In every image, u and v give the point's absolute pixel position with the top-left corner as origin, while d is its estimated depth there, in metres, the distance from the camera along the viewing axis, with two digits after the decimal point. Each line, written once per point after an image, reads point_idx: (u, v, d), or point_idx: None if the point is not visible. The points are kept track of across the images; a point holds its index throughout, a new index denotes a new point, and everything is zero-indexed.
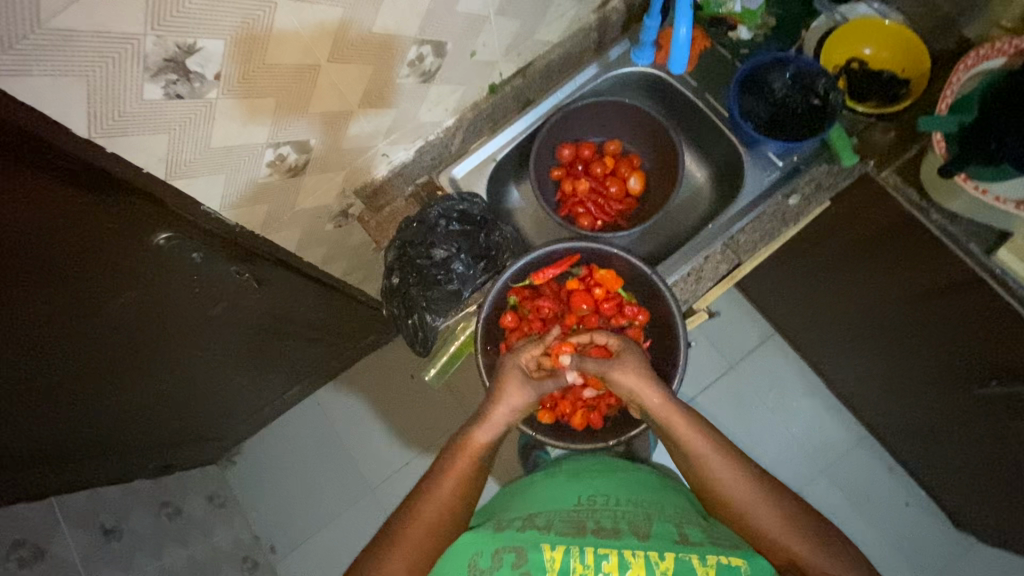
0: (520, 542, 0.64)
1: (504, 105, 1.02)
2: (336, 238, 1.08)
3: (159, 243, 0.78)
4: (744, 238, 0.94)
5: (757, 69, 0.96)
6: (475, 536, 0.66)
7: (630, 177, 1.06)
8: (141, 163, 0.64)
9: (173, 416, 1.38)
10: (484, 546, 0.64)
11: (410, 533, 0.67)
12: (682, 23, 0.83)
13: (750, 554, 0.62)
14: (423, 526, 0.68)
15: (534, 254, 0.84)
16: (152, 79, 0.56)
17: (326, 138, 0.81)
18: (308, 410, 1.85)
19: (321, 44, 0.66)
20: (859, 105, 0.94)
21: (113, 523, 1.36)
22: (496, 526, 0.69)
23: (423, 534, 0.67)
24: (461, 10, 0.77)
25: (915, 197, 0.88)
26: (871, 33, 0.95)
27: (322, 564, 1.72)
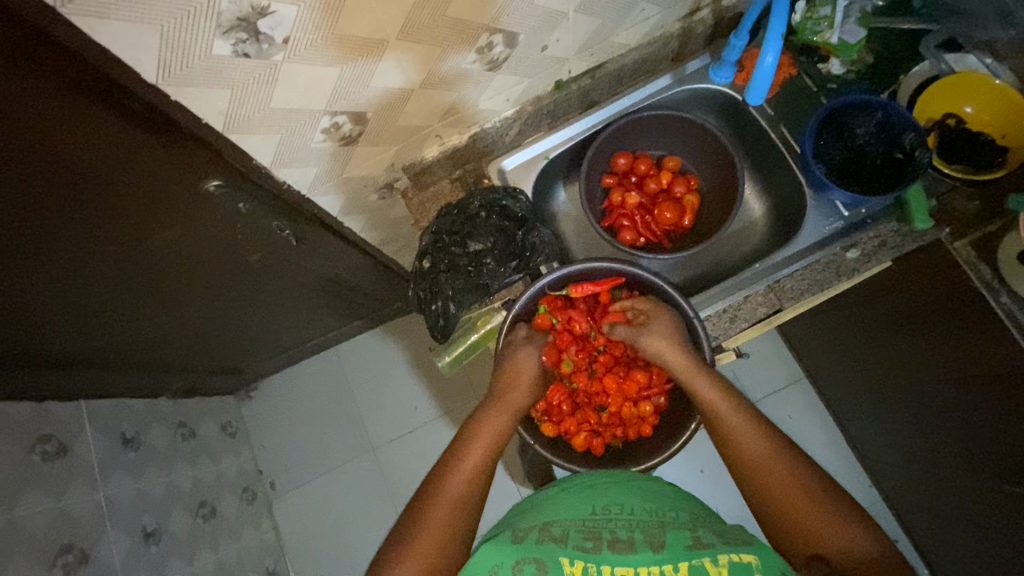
0: (539, 554, 0.57)
1: (567, 104, 0.99)
2: (378, 209, 1.08)
3: (209, 190, 0.79)
4: (790, 284, 0.90)
5: (842, 110, 0.90)
6: (491, 548, 0.59)
7: (684, 197, 1.02)
8: (202, 115, 0.65)
9: (200, 346, 1.43)
10: (502, 558, 0.57)
11: (432, 516, 0.63)
12: (769, 51, 0.76)
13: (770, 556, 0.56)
14: (445, 507, 0.64)
15: (574, 267, 0.84)
16: (223, 36, 0.56)
17: (383, 113, 0.80)
18: (327, 362, 1.90)
19: (393, 22, 0.65)
20: (946, 167, 0.87)
21: (133, 434, 1.44)
22: (513, 536, 0.61)
23: (445, 515, 0.64)
24: (541, 4, 0.74)
25: (986, 275, 0.82)
26: (976, 91, 0.87)
27: (316, 509, 1.79)
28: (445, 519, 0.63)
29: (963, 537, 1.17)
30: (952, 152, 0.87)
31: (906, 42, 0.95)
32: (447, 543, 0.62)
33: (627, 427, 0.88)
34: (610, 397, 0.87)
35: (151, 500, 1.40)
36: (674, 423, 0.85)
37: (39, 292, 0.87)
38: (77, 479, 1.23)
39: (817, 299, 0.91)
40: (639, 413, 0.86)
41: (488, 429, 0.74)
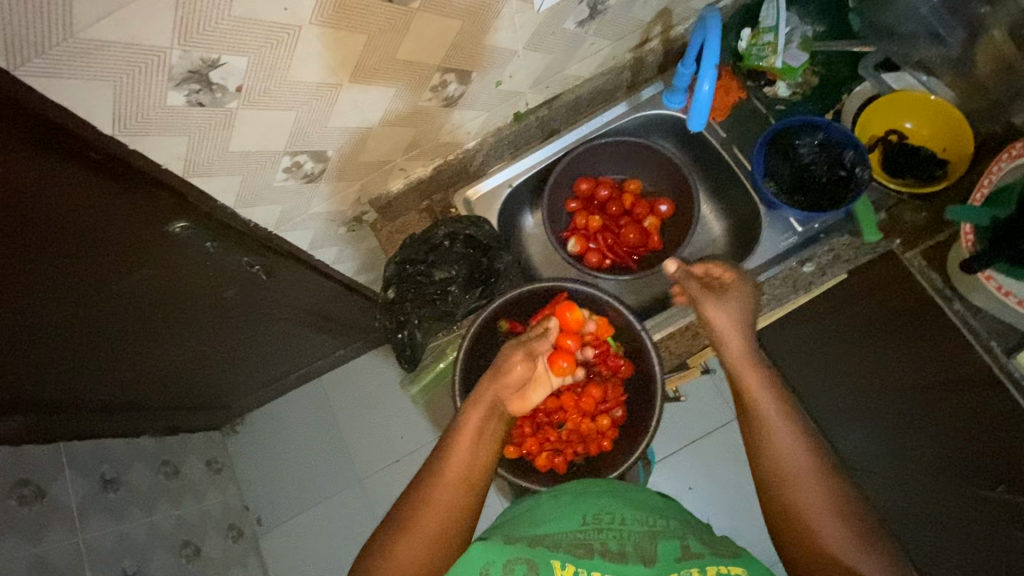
0: (534, 556, 0.58)
1: (527, 133, 1.02)
2: (350, 240, 1.10)
3: (175, 231, 0.81)
4: (749, 299, 0.92)
5: (786, 129, 0.93)
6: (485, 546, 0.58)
7: (646, 219, 1.04)
8: (162, 161, 0.67)
9: (181, 382, 1.44)
10: (495, 555, 0.57)
11: (442, 484, 0.63)
12: (706, 80, 0.77)
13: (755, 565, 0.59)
14: (449, 485, 0.64)
15: (522, 289, 0.86)
16: (176, 88, 0.59)
17: (344, 151, 0.83)
18: (311, 393, 1.90)
19: (345, 65, 0.68)
20: (891, 180, 0.91)
21: (113, 474, 1.43)
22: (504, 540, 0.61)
23: (448, 492, 0.63)
24: (490, 42, 0.78)
25: (938, 282, 0.85)
26: (913, 108, 0.91)
27: (306, 542, 1.78)
28: (449, 496, 0.63)
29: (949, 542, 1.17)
30: (895, 167, 0.92)
31: (848, 63, 0.98)
32: (452, 521, 0.61)
33: (587, 443, 0.87)
34: (568, 413, 0.86)
35: (133, 543, 1.38)
36: (631, 434, 0.85)
37: (12, 339, 0.88)
38: (55, 524, 1.22)
39: (777, 314, 0.94)
40: (596, 426, 0.86)
41: (481, 410, 0.72)
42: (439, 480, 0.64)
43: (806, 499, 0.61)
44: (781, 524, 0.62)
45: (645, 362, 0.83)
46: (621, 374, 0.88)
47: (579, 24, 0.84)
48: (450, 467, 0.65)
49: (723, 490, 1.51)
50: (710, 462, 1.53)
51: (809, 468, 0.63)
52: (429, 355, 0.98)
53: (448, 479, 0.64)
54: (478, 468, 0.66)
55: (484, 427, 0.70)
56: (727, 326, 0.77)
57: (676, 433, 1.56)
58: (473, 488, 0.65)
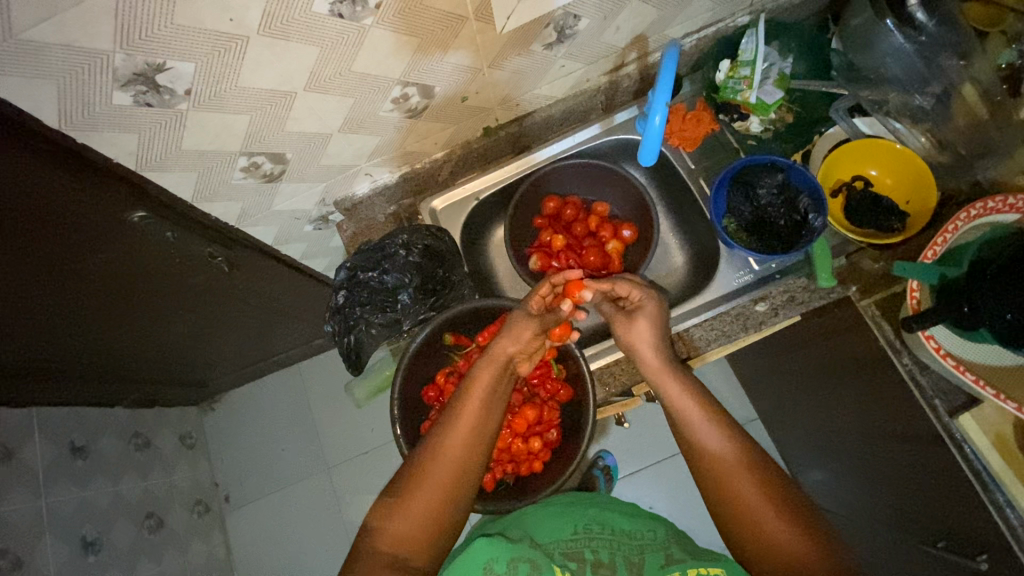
0: (535, 557, 0.64)
1: (497, 148, 1.03)
2: (318, 237, 1.12)
3: (134, 220, 0.83)
4: (698, 333, 0.92)
5: (748, 169, 0.93)
6: (486, 544, 0.65)
7: (609, 242, 1.04)
8: (113, 155, 0.69)
9: (154, 359, 1.47)
10: (498, 552, 0.64)
11: (440, 463, 0.68)
12: (657, 112, 0.76)
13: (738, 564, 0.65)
14: (460, 441, 0.70)
15: (466, 305, 0.87)
16: (122, 89, 0.61)
17: (304, 154, 0.84)
18: (288, 378, 1.93)
19: (298, 75, 0.69)
20: (850, 229, 0.90)
21: (83, 442, 1.47)
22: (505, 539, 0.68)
23: (455, 463, 0.69)
24: (451, 60, 0.79)
25: (890, 335, 0.85)
26: (878, 155, 0.89)
27: (271, 523, 1.81)
28: (461, 452, 0.69)
29: None
30: (856, 214, 0.90)
31: (824, 103, 0.97)
32: (463, 471, 0.69)
33: (518, 463, 0.87)
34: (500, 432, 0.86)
35: (95, 510, 1.42)
36: (562, 458, 0.86)
37: None
38: (19, 487, 1.26)
39: (726, 350, 0.93)
40: (528, 449, 0.86)
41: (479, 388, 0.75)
42: (451, 437, 0.70)
43: (743, 488, 0.68)
44: (728, 515, 0.69)
45: (582, 388, 0.85)
46: (558, 398, 0.88)
47: (547, 47, 0.85)
48: (451, 449, 0.70)
49: (681, 513, 1.51)
50: (671, 484, 1.53)
51: (740, 468, 0.70)
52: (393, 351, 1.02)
53: (452, 451, 0.70)
54: (487, 423, 0.73)
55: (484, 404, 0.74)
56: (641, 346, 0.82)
57: (639, 451, 1.56)
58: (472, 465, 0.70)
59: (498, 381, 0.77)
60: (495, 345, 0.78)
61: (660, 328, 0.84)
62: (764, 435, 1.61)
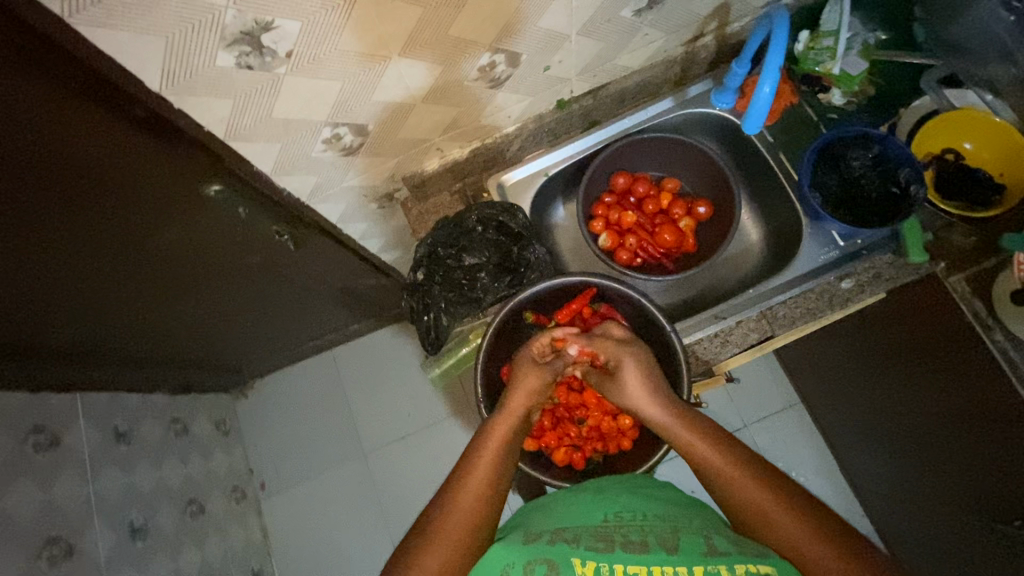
0: (550, 554, 0.57)
1: (568, 122, 1.00)
2: (379, 217, 1.09)
3: (210, 194, 0.80)
4: (783, 311, 0.90)
5: (839, 141, 0.90)
6: (502, 551, 0.59)
7: (682, 220, 1.02)
8: (205, 122, 0.66)
9: (197, 343, 1.44)
10: (514, 557, 0.58)
11: (445, 531, 0.59)
12: (767, 80, 0.74)
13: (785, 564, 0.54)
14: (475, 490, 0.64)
15: (553, 281, 0.84)
16: (227, 49, 0.58)
17: (383, 126, 0.81)
18: (323, 365, 1.91)
19: (395, 39, 0.66)
20: (941, 201, 0.88)
21: (125, 427, 1.45)
22: (524, 539, 0.62)
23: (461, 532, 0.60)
24: (543, 25, 0.76)
25: (979, 309, 0.83)
26: (973, 127, 0.87)
27: (308, 511, 1.80)
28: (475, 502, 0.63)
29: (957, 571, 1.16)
30: (948, 188, 0.88)
31: (909, 77, 0.94)
32: (482, 514, 0.62)
33: (606, 441, 0.86)
34: (590, 410, 0.85)
35: (140, 495, 1.41)
36: (652, 436, 0.84)
37: (40, 287, 0.89)
38: (68, 472, 1.24)
39: (810, 327, 0.91)
40: (618, 426, 0.84)
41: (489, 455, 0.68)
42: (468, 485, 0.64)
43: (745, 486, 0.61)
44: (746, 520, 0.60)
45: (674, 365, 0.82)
46: None
47: (636, 13, 0.81)
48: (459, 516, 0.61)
49: None
50: None
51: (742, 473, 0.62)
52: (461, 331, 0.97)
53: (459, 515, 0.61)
54: (505, 471, 0.68)
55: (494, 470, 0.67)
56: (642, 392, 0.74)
57: None
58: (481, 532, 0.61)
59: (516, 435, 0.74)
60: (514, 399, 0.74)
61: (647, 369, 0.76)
62: (809, 419, 1.60)
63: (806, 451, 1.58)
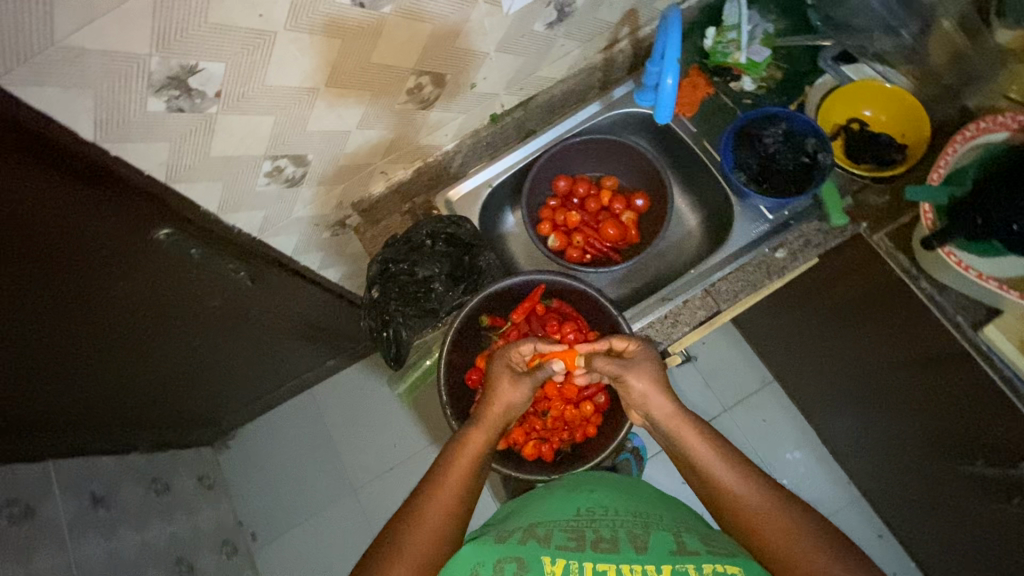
0: (522, 553, 0.61)
1: (503, 134, 1.06)
2: (334, 245, 1.12)
3: (159, 238, 0.82)
4: (724, 286, 0.94)
5: (751, 122, 0.97)
6: (477, 547, 0.63)
7: (623, 213, 1.08)
8: (144, 167, 0.69)
9: (169, 397, 1.43)
10: (484, 556, 0.62)
11: (415, 540, 0.64)
12: (670, 73, 0.79)
13: (753, 565, 0.60)
14: (441, 507, 0.67)
15: (501, 282, 0.87)
16: (156, 95, 0.61)
17: (323, 155, 0.85)
18: (303, 405, 1.89)
19: (320, 70, 0.71)
20: (853, 166, 0.94)
21: (103, 492, 1.42)
22: (498, 536, 0.66)
23: (430, 538, 0.64)
24: (461, 45, 0.81)
25: (906, 264, 0.89)
26: (870, 96, 0.95)
27: (304, 556, 1.76)
28: (437, 519, 0.66)
29: (939, 519, 1.20)
30: (856, 153, 0.94)
31: (810, 58, 1.02)
32: (445, 531, 0.66)
33: (572, 430, 0.89)
34: (552, 401, 0.87)
35: (124, 559, 1.37)
36: (615, 418, 0.88)
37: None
38: (46, 543, 1.21)
39: (753, 299, 0.95)
40: (581, 414, 0.88)
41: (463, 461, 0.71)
42: (433, 503, 0.67)
43: (768, 518, 0.64)
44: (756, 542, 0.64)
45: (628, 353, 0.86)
46: None
47: (548, 27, 0.88)
48: (427, 525, 0.65)
49: None
50: None
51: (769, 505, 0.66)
52: (419, 347, 0.97)
53: (427, 524, 0.65)
54: (471, 487, 0.70)
55: (467, 477, 0.70)
56: (648, 391, 0.76)
57: None
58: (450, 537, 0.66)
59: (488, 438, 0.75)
60: (487, 410, 0.75)
61: (660, 380, 0.77)
62: (783, 394, 1.64)
63: (786, 427, 1.61)
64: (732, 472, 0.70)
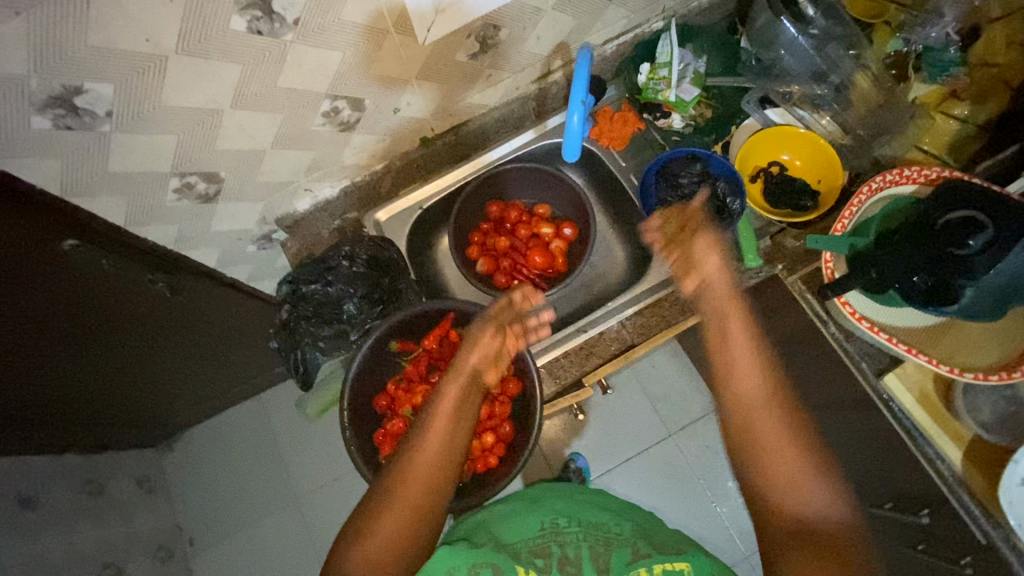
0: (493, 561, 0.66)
1: (435, 157, 1.06)
2: (264, 258, 1.12)
3: (67, 250, 0.81)
4: (639, 321, 0.95)
5: (671, 161, 0.99)
6: (449, 554, 0.67)
7: (552, 242, 1.08)
8: (37, 181, 0.70)
9: (101, 399, 1.41)
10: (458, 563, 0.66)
11: (398, 504, 0.60)
12: (575, 112, 0.82)
13: (700, 560, 0.68)
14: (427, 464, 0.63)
15: (410, 309, 0.89)
16: (40, 113, 0.62)
17: (236, 172, 0.85)
18: (249, 411, 1.87)
19: (222, 93, 0.71)
20: (769, 211, 0.95)
21: (30, 493, 1.40)
22: (468, 545, 0.70)
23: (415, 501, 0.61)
24: (377, 73, 0.82)
25: (816, 306, 0.88)
26: (788, 141, 0.96)
27: (240, 564, 1.74)
28: (418, 497, 0.61)
29: None
30: (776, 197, 0.95)
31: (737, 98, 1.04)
32: (433, 494, 0.62)
33: (473, 460, 0.90)
34: None
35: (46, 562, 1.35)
36: (516, 449, 0.89)
37: None
38: None
39: (667, 336, 0.96)
40: (481, 444, 0.90)
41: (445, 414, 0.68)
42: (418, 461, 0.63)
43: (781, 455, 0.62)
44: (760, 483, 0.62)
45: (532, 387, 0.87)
46: (507, 395, 0.90)
47: (471, 58, 0.89)
48: (412, 484, 0.61)
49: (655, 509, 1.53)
50: (645, 483, 1.55)
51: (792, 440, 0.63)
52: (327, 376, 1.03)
53: (412, 485, 0.61)
54: (457, 440, 0.66)
55: (453, 429, 0.67)
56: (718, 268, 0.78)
57: (607, 452, 1.58)
58: (439, 502, 0.63)
59: (465, 399, 0.71)
60: (462, 359, 0.72)
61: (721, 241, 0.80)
62: None
63: None
64: (759, 393, 0.66)
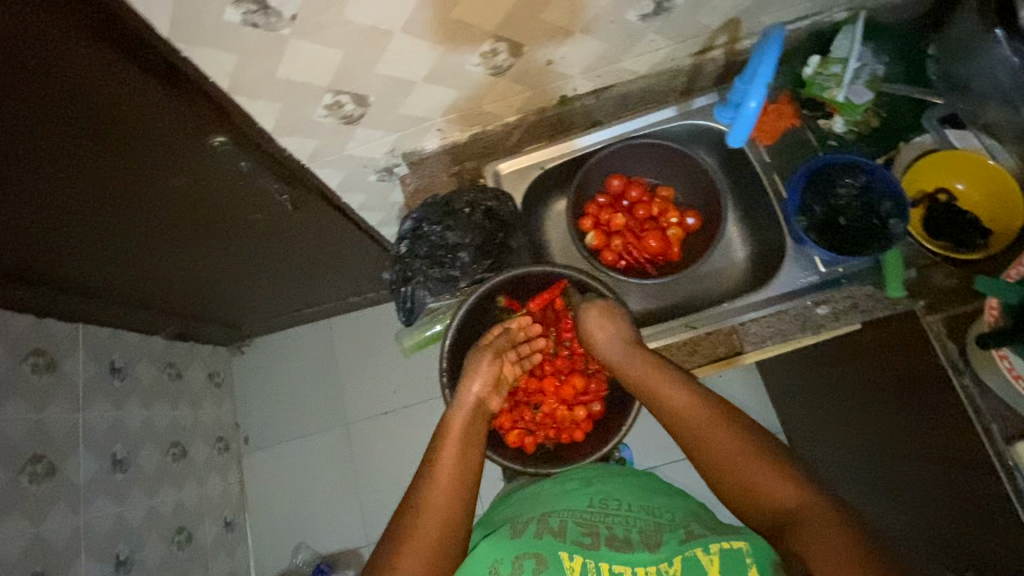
0: (540, 549, 0.62)
1: (569, 119, 1.02)
2: (377, 189, 1.13)
3: (214, 145, 0.84)
4: (754, 329, 0.91)
5: (828, 168, 0.92)
6: (492, 546, 0.64)
7: (671, 228, 1.03)
8: (210, 73, 0.71)
9: (195, 292, 1.47)
10: (504, 554, 0.63)
11: (424, 529, 0.65)
12: (755, 96, 0.78)
13: (756, 538, 0.60)
14: (441, 489, 0.68)
15: (525, 268, 0.86)
16: (233, 5, 0.62)
17: (383, 98, 0.84)
18: (317, 332, 1.93)
19: (398, 14, 0.69)
20: (927, 240, 0.88)
21: (122, 363, 1.48)
22: (511, 530, 0.67)
23: (440, 515, 0.66)
24: (547, 19, 0.78)
25: (954, 354, 0.79)
26: (967, 169, 0.88)
27: (285, 472, 1.83)
28: (440, 520, 0.66)
29: None
30: (935, 227, 0.88)
31: (914, 112, 0.96)
32: (454, 502, 0.68)
33: (559, 429, 0.91)
34: (546, 397, 0.90)
35: (128, 430, 1.45)
36: (605, 428, 0.89)
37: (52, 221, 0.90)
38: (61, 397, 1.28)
39: (780, 350, 0.91)
40: (572, 416, 0.89)
41: (451, 441, 0.74)
42: (433, 489, 0.68)
43: None
44: None
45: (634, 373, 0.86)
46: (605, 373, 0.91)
47: (641, 18, 0.83)
48: (433, 505, 0.67)
49: None
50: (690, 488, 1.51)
51: None
52: (426, 319, 1.05)
53: (433, 504, 0.67)
54: (467, 457, 0.73)
55: (459, 448, 0.73)
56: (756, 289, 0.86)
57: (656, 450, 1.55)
58: (461, 508, 0.68)
59: (473, 425, 0.77)
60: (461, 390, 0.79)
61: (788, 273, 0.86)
62: None
63: None
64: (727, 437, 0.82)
